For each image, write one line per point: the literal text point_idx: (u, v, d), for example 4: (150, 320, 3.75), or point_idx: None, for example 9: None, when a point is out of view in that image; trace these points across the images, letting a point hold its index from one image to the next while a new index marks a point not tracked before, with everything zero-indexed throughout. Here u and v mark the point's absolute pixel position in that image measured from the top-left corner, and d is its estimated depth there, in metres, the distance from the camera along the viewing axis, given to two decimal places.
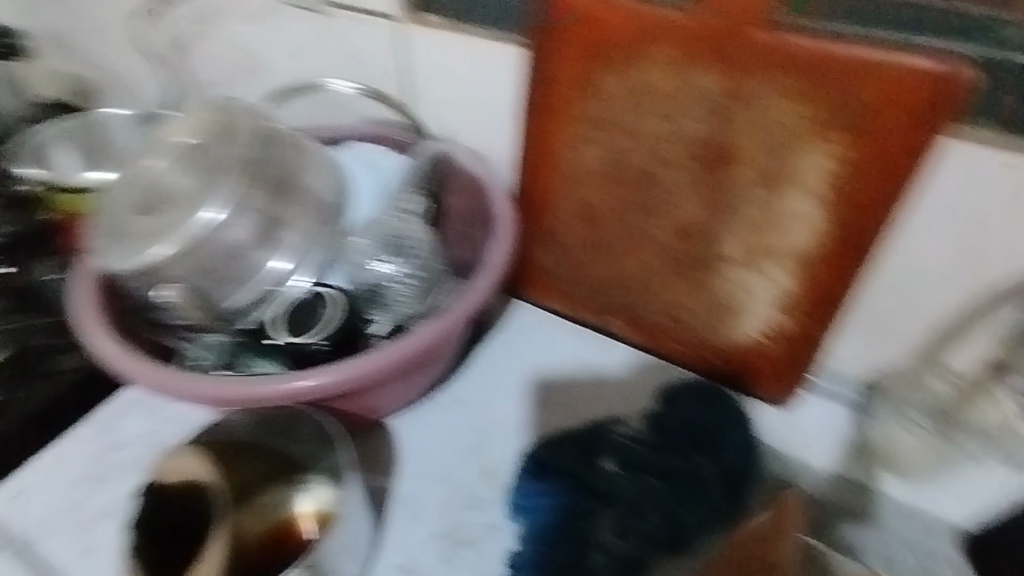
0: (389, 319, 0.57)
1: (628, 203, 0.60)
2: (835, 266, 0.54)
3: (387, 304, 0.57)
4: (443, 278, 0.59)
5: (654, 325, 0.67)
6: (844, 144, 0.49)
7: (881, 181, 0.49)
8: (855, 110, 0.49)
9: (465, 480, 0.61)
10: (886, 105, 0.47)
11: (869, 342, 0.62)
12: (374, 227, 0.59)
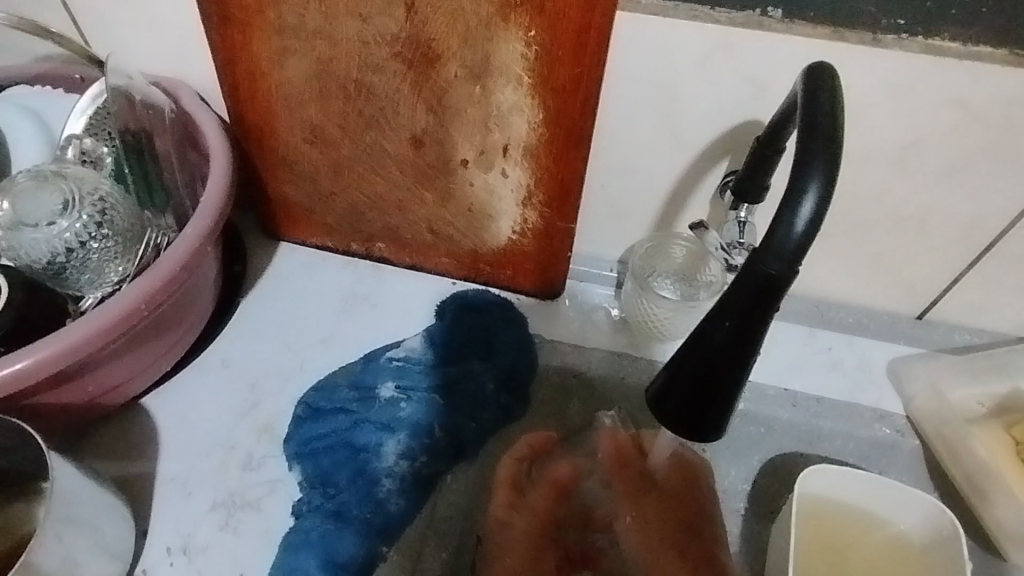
0: (84, 284, 0.48)
1: (352, 117, 0.56)
2: (557, 152, 0.54)
3: (71, 272, 0.48)
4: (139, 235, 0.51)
5: (418, 243, 0.65)
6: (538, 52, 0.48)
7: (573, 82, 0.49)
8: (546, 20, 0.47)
9: (239, 442, 0.56)
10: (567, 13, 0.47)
11: (609, 224, 0.63)
12: (32, 185, 0.47)
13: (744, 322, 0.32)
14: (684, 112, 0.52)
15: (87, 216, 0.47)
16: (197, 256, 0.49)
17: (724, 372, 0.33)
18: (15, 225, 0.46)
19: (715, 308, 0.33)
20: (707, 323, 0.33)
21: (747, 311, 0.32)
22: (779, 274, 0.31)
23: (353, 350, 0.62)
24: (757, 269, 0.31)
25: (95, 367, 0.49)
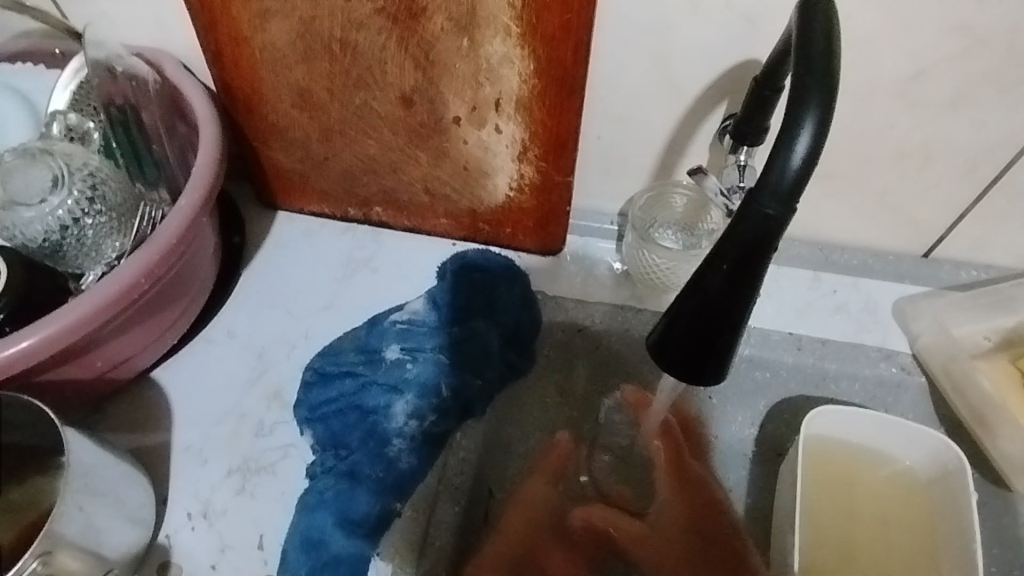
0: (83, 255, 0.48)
1: (339, 78, 0.55)
2: (549, 104, 0.53)
3: (68, 247, 0.48)
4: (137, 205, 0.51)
5: (416, 205, 0.64)
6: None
7: (555, 28, 0.48)
8: None
9: (251, 409, 0.56)
10: None
11: (607, 175, 0.62)
12: (20, 163, 0.47)
13: (743, 263, 0.31)
14: (678, 54, 0.51)
15: (78, 191, 0.47)
16: (191, 228, 0.49)
17: (726, 317, 0.33)
18: (8, 204, 0.46)
19: (712, 252, 0.32)
20: (705, 266, 0.32)
21: (744, 253, 0.31)
22: (777, 210, 0.30)
23: (357, 314, 0.62)
24: (753, 210, 0.30)
25: (101, 343, 0.50)
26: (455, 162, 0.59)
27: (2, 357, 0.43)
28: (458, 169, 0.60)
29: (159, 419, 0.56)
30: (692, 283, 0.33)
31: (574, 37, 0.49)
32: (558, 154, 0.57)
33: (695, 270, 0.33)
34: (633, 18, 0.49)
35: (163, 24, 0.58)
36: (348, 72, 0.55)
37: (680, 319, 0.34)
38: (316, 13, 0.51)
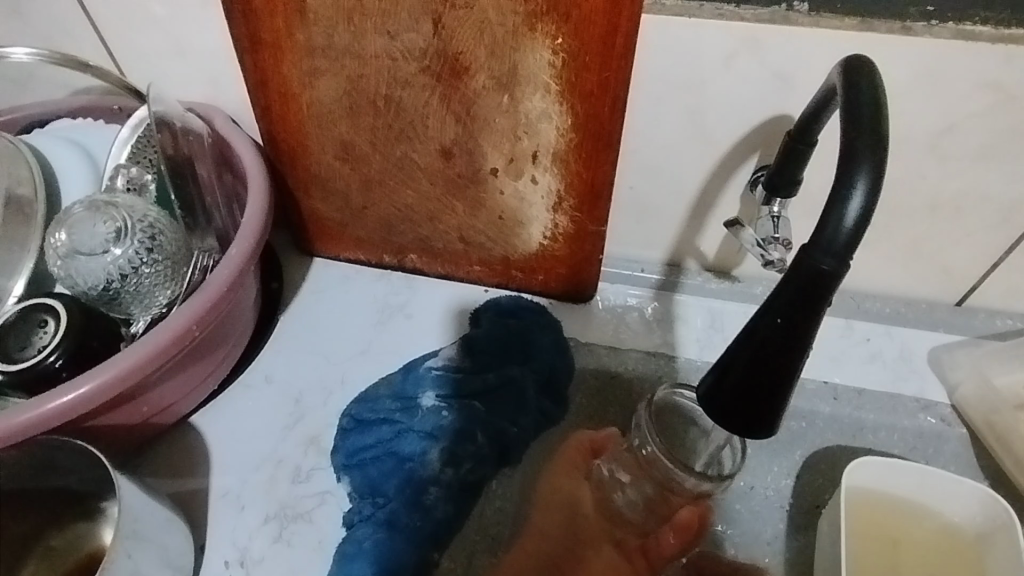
0: (138, 302, 0.50)
1: (382, 131, 0.57)
2: (585, 156, 0.55)
3: (125, 294, 0.49)
4: (188, 254, 0.52)
5: (451, 252, 0.66)
6: (565, 58, 0.49)
7: (593, 84, 0.50)
8: (563, 30, 0.48)
9: (287, 455, 0.56)
10: (590, 22, 0.47)
11: (638, 224, 0.63)
12: (84, 215, 0.49)
13: (797, 315, 0.32)
14: (712, 109, 0.52)
15: (138, 242, 0.49)
16: (242, 276, 0.51)
17: (783, 367, 0.33)
18: (70, 254, 0.48)
19: (766, 303, 0.33)
20: (758, 319, 0.33)
21: (801, 305, 0.32)
22: (833, 264, 0.31)
23: (392, 360, 0.63)
24: (808, 264, 0.31)
25: (148, 389, 0.51)
26: (491, 213, 0.61)
27: (63, 402, 0.44)
28: (493, 221, 0.62)
29: (197, 463, 0.56)
30: (744, 337, 0.34)
31: (609, 95, 0.51)
32: (593, 203, 0.58)
33: (748, 320, 0.34)
34: (668, 77, 0.51)
35: (213, 81, 0.60)
36: (392, 128, 0.57)
37: (732, 370, 0.34)
38: (365, 72, 0.54)
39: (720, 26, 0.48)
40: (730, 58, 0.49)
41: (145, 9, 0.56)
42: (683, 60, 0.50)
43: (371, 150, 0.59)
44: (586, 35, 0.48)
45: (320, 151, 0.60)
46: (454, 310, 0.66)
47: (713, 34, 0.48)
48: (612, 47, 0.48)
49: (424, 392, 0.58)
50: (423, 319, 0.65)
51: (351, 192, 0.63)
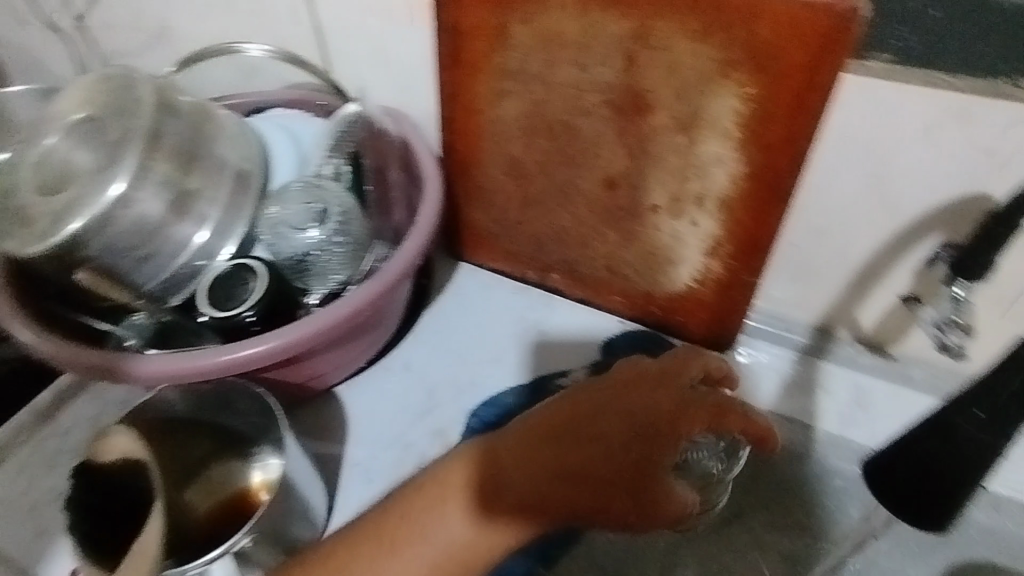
0: (321, 276, 0.55)
1: (554, 155, 0.60)
2: (754, 205, 0.54)
3: (318, 268, 0.55)
4: (368, 241, 0.58)
5: (595, 278, 0.67)
6: (752, 106, 0.49)
7: (778, 134, 0.50)
8: (755, 81, 0.48)
9: (414, 441, 0.60)
10: (785, 74, 0.47)
11: (792, 282, 0.61)
12: (296, 196, 0.56)
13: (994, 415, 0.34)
14: (901, 177, 0.50)
15: (330, 225, 0.55)
16: (412, 268, 0.55)
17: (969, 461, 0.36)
18: (278, 227, 0.55)
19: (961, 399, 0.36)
20: (957, 412, 0.35)
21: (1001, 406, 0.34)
22: None
23: (523, 372, 0.65)
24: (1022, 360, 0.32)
25: (314, 355, 0.56)
26: (639, 247, 0.62)
27: (257, 350, 0.50)
28: (638, 258, 0.63)
29: (336, 429, 0.61)
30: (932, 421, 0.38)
31: (793, 148, 0.50)
32: (753, 252, 0.57)
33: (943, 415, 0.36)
34: (858, 138, 0.50)
35: (405, 87, 0.66)
36: (562, 152, 0.59)
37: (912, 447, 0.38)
38: (546, 98, 0.57)
39: (932, 94, 0.45)
40: (934, 128, 0.47)
41: (364, 20, 0.63)
42: (879, 123, 0.48)
43: (536, 171, 0.62)
44: (779, 86, 0.47)
45: (488, 164, 0.64)
46: (586, 334, 0.67)
47: (921, 101, 0.46)
48: (805, 101, 0.47)
49: None
50: (555, 337, 0.67)
51: (508, 208, 0.66)
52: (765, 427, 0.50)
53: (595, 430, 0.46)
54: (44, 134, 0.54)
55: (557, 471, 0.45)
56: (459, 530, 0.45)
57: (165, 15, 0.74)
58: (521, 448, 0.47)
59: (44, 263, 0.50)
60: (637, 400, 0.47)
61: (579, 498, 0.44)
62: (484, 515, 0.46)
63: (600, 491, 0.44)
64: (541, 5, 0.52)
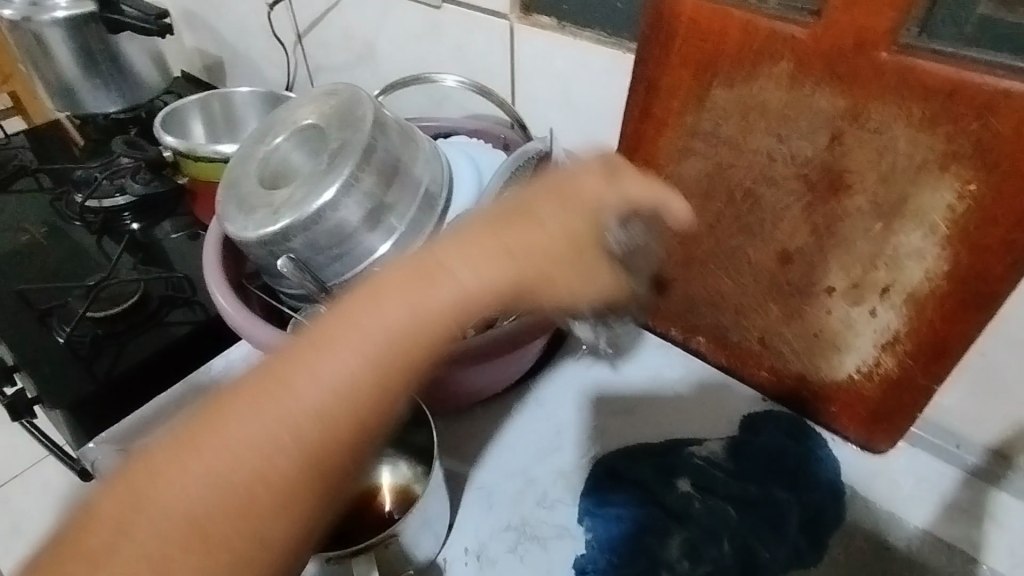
0: None
1: (728, 219, 0.59)
2: (950, 306, 0.50)
3: None
4: None
5: (744, 349, 0.64)
6: (971, 202, 0.46)
7: (996, 236, 0.46)
8: (981, 178, 0.45)
9: (538, 477, 0.60)
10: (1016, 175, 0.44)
11: (973, 396, 0.57)
12: None
13: None
14: None
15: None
16: (574, 308, 0.57)
17: None
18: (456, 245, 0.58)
19: None
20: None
21: None
22: None
23: (654, 430, 0.63)
24: None
25: (463, 372, 0.59)
26: (802, 327, 0.59)
27: None
28: (799, 338, 0.60)
29: (463, 448, 0.63)
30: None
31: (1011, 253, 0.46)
32: (938, 355, 0.53)
33: None
34: None
35: (584, 132, 0.69)
36: (737, 217, 0.58)
37: None
38: (732, 161, 0.56)
39: None
40: None
41: (560, 65, 0.66)
42: None
43: (704, 231, 0.61)
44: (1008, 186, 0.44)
45: None
46: (724, 404, 0.65)
47: None
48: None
49: (680, 480, 0.57)
50: (690, 400, 0.66)
51: (665, 263, 0.66)
52: (683, 209, 0.49)
53: (519, 241, 0.39)
54: (278, 136, 0.62)
55: (451, 306, 0.37)
56: (480, 288, 0.38)
57: (375, 43, 0.83)
58: (377, 320, 0.35)
59: (255, 248, 0.57)
60: (585, 185, 0.44)
61: (510, 287, 0.39)
62: (417, 305, 0.36)
63: (526, 262, 0.39)
64: (748, 72, 0.52)
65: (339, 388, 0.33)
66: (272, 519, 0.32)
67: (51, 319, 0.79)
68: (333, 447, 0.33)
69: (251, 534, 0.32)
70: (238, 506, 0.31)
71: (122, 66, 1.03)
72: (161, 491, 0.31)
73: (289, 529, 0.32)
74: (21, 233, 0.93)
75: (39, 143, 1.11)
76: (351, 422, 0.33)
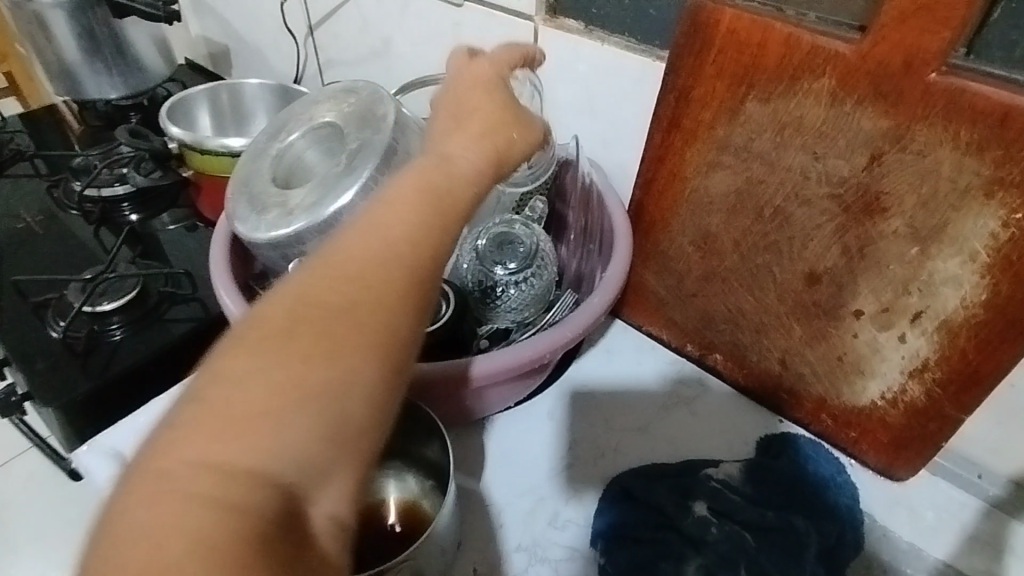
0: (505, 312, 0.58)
1: (755, 236, 0.57)
2: (986, 335, 0.49)
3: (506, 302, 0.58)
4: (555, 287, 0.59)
5: (764, 370, 0.63)
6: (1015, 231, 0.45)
7: None
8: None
9: (550, 495, 0.58)
10: None
11: (999, 427, 0.56)
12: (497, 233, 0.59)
13: None
14: None
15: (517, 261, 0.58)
16: (596, 323, 0.54)
17: None
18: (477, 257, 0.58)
19: None
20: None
21: None
22: None
23: (669, 449, 0.62)
24: None
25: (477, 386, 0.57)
26: (827, 350, 0.58)
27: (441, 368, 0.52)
28: (822, 360, 0.58)
29: (472, 463, 0.61)
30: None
31: None
32: (969, 385, 0.51)
33: None
34: None
35: (608, 142, 0.67)
36: (765, 235, 0.57)
37: None
38: (764, 177, 0.55)
39: None
40: None
41: (587, 72, 0.64)
42: None
43: (729, 247, 0.60)
44: None
45: (677, 231, 0.63)
46: (740, 425, 0.64)
47: None
48: None
49: (698, 505, 0.55)
50: (705, 419, 0.64)
51: (685, 278, 0.64)
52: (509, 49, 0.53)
53: (466, 109, 0.47)
54: (293, 133, 0.60)
55: (467, 177, 0.42)
56: (482, 155, 0.44)
57: (392, 41, 0.81)
58: (393, 227, 0.37)
59: (267, 250, 0.55)
60: (466, 72, 0.50)
61: (483, 136, 0.45)
62: (447, 176, 0.41)
63: (471, 121, 0.46)
64: (786, 86, 0.50)
65: (402, 246, 0.37)
66: (312, 429, 0.31)
67: (46, 311, 0.77)
68: (400, 286, 0.36)
69: (264, 436, 0.30)
70: (284, 395, 0.31)
71: (126, 52, 1.00)
72: (174, 472, 0.29)
73: (319, 410, 0.32)
74: (15, 220, 0.90)
75: (37, 127, 1.08)
76: (393, 291, 0.35)
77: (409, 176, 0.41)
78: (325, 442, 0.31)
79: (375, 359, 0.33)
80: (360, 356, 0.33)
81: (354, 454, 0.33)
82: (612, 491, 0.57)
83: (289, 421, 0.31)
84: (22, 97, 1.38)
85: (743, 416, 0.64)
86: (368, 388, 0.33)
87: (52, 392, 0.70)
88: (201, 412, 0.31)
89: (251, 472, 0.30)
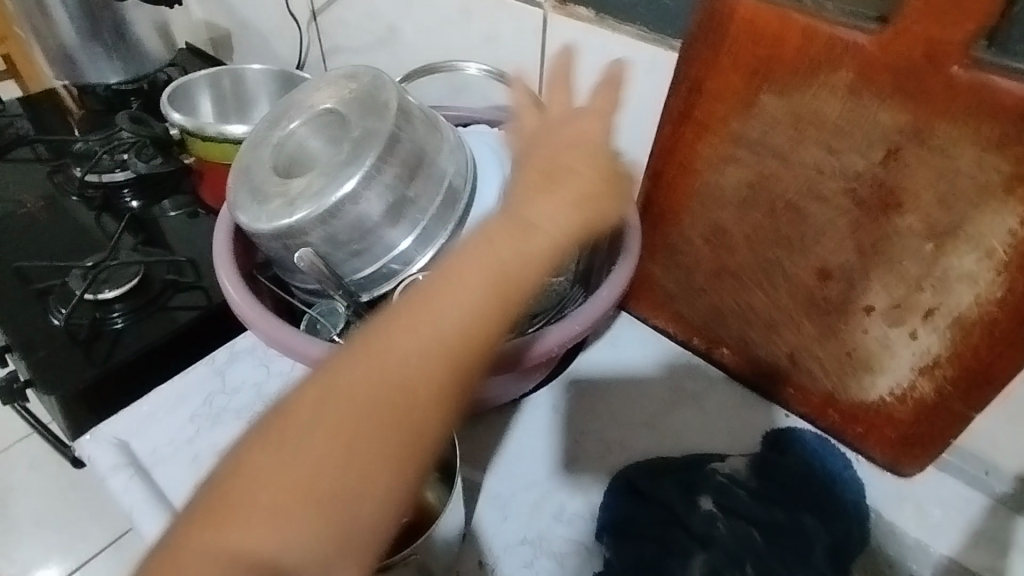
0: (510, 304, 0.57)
1: (766, 232, 0.57)
2: (1000, 334, 0.48)
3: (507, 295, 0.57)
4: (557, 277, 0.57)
5: (771, 365, 0.62)
6: None
7: None
8: None
9: (555, 489, 0.58)
10: None
11: (1008, 424, 0.56)
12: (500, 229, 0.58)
13: None
14: None
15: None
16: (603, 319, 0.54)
17: None
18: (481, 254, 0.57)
19: None
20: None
21: None
22: None
23: (674, 444, 0.61)
24: None
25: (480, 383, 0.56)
26: (835, 346, 0.57)
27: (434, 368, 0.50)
28: (827, 356, 0.58)
29: (476, 456, 0.60)
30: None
31: None
32: (980, 384, 0.51)
33: None
34: None
35: (616, 132, 0.66)
36: (775, 229, 0.56)
37: None
38: (775, 171, 0.54)
39: None
40: None
41: (596, 61, 0.63)
42: None
43: (738, 241, 0.59)
44: None
45: (686, 225, 0.62)
46: (745, 415, 0.64)
47: None
48: None
49: (703, 500, 0.55)
50: (710, 411, 0.64)
51: (689, 270, 0.64)
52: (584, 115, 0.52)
53: (550, 173, 0.46)
54: (293, 121, 0.59)
55: (518, 264, 0.41)
56: (564, 216, 0.44)
57: (397, 26, 0.79)
58: (465, 304, 0.39)
59: (269, 240, 0.54)
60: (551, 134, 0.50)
61: (574, 194, 0.45)
62: (525, 250, 0.41)
63: (562, 181, 0.46)
64: (803, 79, 0.49)
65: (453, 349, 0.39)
66: (318, 520, 0.36)
67: (48, 298, 0.77)
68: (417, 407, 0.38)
69: (288, 530, 0.35)
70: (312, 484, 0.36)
71: (126, 35, 0.99)
72: (219, 514, 0.36)
73: (352, 513, 0.36)
74: (16, 206, 0.89)
75: (37, 111, 1.06)
76: (433, 392, 0.38)
77: (483, 244, 0.41)
78: (332, 552, 0.36)
79: (396, 469, 0.37)
80: (386, 466, 0.37)
81: (363, 557, 0.37)
82: (616, 486, 0.57)
83: (297, 517, 0.36)
84: (22, 79, 1.37)
85: (748, 409, 0.64)
86: (376, 502, 0.37)
87: (54, 379, 0.70)
88: (242, 478, 0.36)
89: (267, 560, 0.35)
